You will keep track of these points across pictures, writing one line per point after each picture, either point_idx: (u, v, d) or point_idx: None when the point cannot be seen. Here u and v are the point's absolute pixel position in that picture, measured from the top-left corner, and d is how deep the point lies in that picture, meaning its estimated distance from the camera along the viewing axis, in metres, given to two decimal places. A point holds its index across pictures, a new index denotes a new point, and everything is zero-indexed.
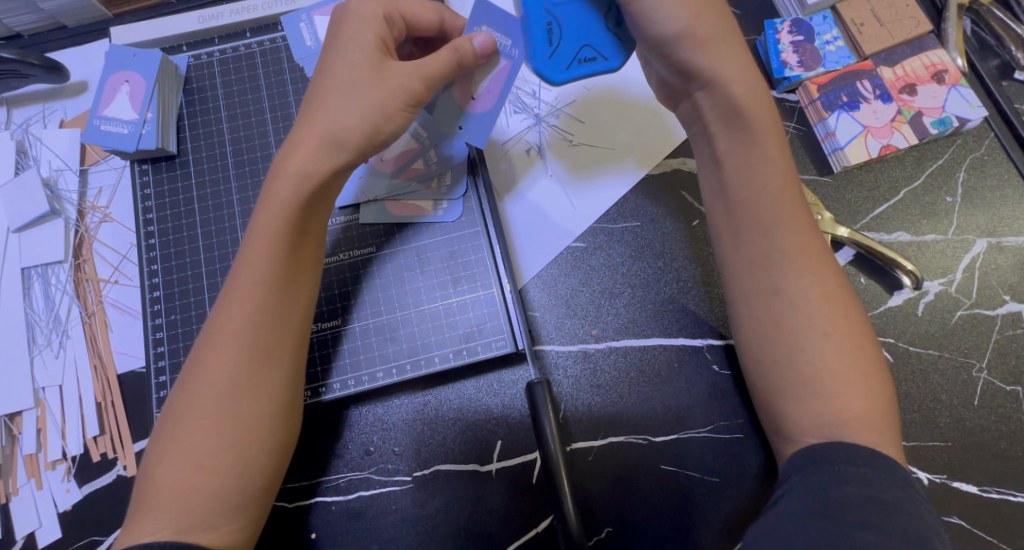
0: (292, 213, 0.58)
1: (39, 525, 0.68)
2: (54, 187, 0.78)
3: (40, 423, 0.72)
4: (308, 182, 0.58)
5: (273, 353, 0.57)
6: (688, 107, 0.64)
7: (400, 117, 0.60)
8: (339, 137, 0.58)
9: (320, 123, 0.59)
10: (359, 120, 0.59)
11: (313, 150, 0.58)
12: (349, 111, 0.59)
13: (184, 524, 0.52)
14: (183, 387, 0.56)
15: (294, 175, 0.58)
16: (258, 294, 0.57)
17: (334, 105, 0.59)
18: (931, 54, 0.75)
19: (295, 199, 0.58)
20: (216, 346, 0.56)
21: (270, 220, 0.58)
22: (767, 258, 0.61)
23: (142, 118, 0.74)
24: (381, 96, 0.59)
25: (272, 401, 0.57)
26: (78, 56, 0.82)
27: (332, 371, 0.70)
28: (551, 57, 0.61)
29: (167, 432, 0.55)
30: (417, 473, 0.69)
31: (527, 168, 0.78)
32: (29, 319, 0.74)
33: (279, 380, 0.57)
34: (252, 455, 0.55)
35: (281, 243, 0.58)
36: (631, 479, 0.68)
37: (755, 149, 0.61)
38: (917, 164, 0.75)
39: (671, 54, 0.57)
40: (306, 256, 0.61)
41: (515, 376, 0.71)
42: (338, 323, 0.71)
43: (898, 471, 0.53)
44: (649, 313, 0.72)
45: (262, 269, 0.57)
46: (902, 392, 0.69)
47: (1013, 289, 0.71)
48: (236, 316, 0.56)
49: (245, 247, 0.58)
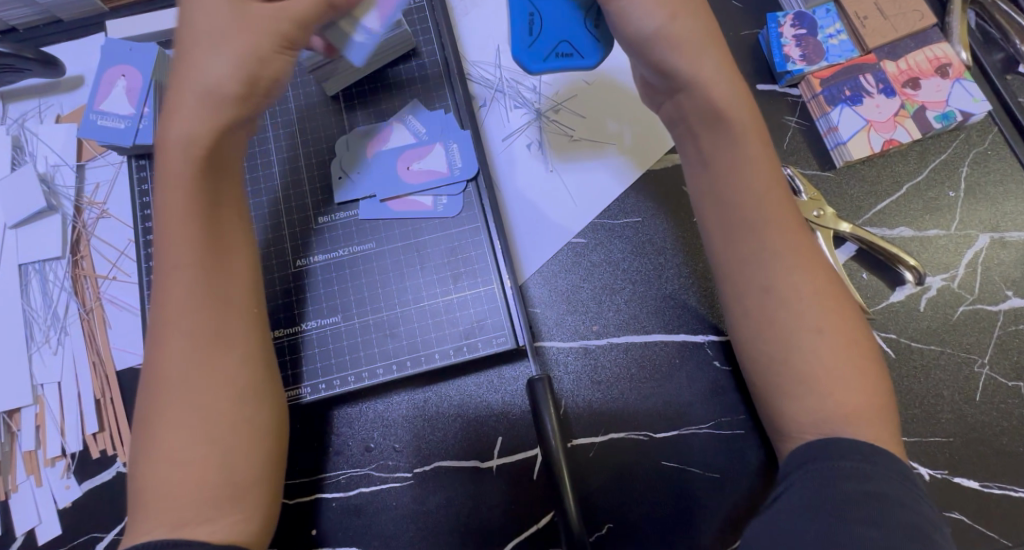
0: (200, 185, 0.58)
1: (39, 522, 0.68)
2: (51, 183, 0.77)
3: (38, 420, 0.72)
4: (201, 147, 0.57)
5: (225, 330, 0.57)
6: (670, 111, 0.63)
7: (277, 60, 0.59)
8: (214, 91, 0.57)
9: (192, 79, 0.57)
10: (245, 80, 0.58)
11: (197, 113, 0.57)
12: (221, 65, 0.57)
13: (178, 521, 0.52)
14: (145, 385, 0.56)
15: (180, 143, 0.57)
16: (187, 278, 0.57)
17: (204, 63, 0.57)
18: (934, 48, 0.75)
19: (200, 173, 0.58)
20: (165, 339, 0.56)
21: (178, 196, 0.57)
22: (759, 256, 0.60)
23: (140, 112, 0.73)
24: (245, 39, 0.57)
25: (235, 380, 0.56)
26: (76, 51, 0.81)
27: (308, 372, 0.70)
28: (531, 47, 0.64)
29: (141, 431, 0.55)
30: (418, 469, 0.69)
31: (528, 163, 0.77)
32: (27, 316, 0.74)
33: (237, 358, 0.57)
34: (230, 440, 0.55)
35: (196, 215, 0.58)
36: (633, 474, 0.67)
37: (738, 150, 0.60)
38: (920, 159, 0.75)
39: (651, 55, 0.58)
40: (233, 233, 0.61)
41: (516, 373, 0.71)
42: (302, 326, 0.71)
43: (898, 468, 0.53)
44: (650, 309, 0.72)
45: (190, 251, 0.57)
46: (904, 388, 0.68)
47: (1016, 284, 0.71)
48: (173, 304, 0.56)
49: (161, 235, 0.58)
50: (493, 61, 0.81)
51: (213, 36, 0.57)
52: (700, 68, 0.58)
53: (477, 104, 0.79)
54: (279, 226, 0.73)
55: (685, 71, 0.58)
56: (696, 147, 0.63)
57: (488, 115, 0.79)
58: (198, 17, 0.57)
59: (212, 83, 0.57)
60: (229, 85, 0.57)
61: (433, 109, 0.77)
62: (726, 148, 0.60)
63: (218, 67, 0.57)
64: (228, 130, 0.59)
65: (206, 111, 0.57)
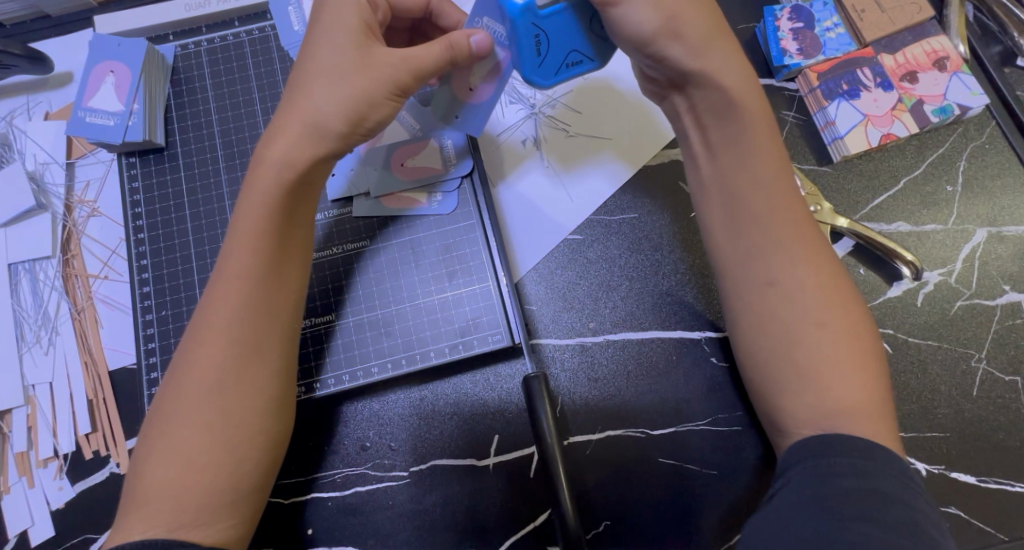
0: (277, 203, 0.57)
1: (31, 523, 0.68)
2: (40, 181, 0.76)
3: (31, 421, 0.71)
4: (285, 171, 0.57)
5: (264, 346, 0.56)
6: (674, 102, 0.63)
7: (386, 105, 0.59)
8: (320, 124, 0.57)
9: (300, 110, 0.57)
10: (350, 119, 0.57)
11: (294, 140, 0.57)
12: (332, 101, 0.57)
13: (176, 522, 0.51)
14: (171, 383, 0.55)
15: (276, 162, 0.57)
16: (241, 289, 0.56)
17: (318, 94, 0.57)
18: (932, 40, 0.74)
19: (274, 191, 0.57)
20: (203, 342, 0.55)
21: (255, 209, 0.57)
22: (760, 249, 0.60)
23: (129, 109, 0.72)
24: (362, 81, 0.57)
25: (263, 397, 0.56)
26: (62, 47, 0.80)
27: (326, 366, 0.69)
28: (540, 66, 0.60)
29: (153, 427, 0.54)
30: (414, 468, 0.68)
31: (526, 160, 0.77)
32: (18, 316, 0.73)
33: (270, 375, 0.56)
34: (243, 453, 0.54)
35: (263, 232, 0.57)
36: (629, 471, 0.67)
37: (748, 141, 0.60)
38: (917, 153, 0.74)
39: (657, 53, 0.57)
40: (295, 251, 0.60)
41: (512, 370, 0.70)
42: (332, 318, 0.70)
43: (897, 463, 0.52)
44: (647, 305, 0.71)
45: (249, 264, 0.56)
46: (900, 383, 0.68)
47: (1013, 278, 0.71)
48: (221, 310, 0.56)
49: (228, 241, 0.58)
50: None
51: (334, 73, 0.57)
52: (707, 59, 0.58)
53: None
54: None
55: (690, 69, 0.58)
56: (705, 141, 0.63)
57: None
58: (323, 52, 0.58)
59: (324, 119, 0.57)
60: (328, 117, 0.57)
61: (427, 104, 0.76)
62: (738, 136, 0.61)
63: (324, 106, 0.57)
64: (321, 162, 0.59)
65: (307, 141, 0.57)
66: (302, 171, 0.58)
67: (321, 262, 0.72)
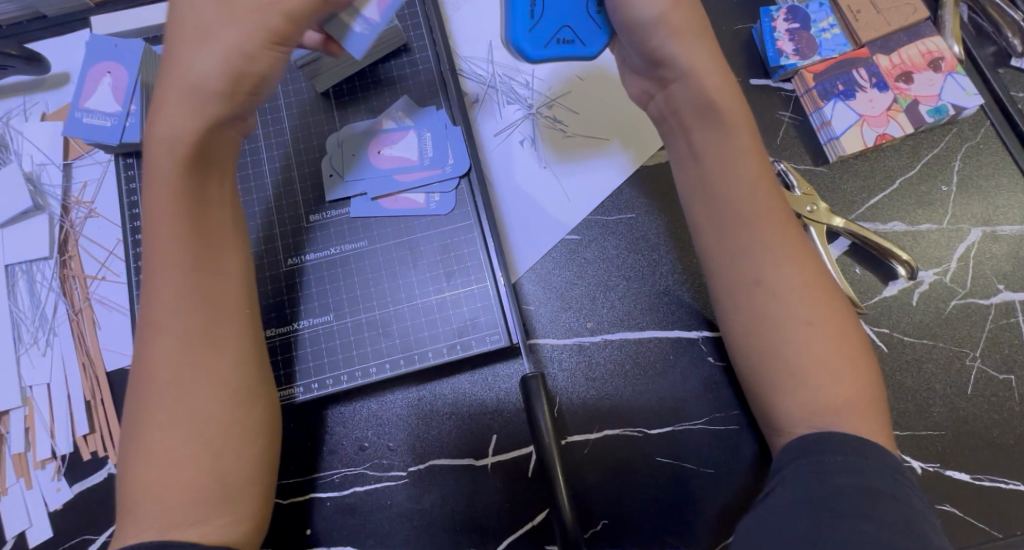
0: (188, 185, 0.58)
1: (30, 525, 0.68)
2: (37, 182, 0.76)
3: (28, 422, 0.71)
4: (183, 145, 0.57)
5: (217, 334, 0.57)
6: (660, 102, 0.63)
7: (265, 57, 0.57)
8: (201, 87, 0.56)
9: (180, 75, 0.57)
10: (232, 76, 0.57)
11: (184, 112, 0.57)
12: (209, 61, 0.56)
13: (169, 521, 0.51)
14: (135, 386, 0.55)
15: (167, 141, 0.57)
16: (177, 278, 0.56)
17: (194, 55, 0.56)
18: (927, 41, 0.75)
19: (181, 172, 0.57)
20: (156, 338, 0.55)
21: (164, 199, 0.57)
22: (748, 249, 0.60)
23: (126, 110, 0.72)
24: (232, 35, 0.56)
25: (229, 383, 0.56)
26: (60, 48, 0.80)
27: (303, 371, 0.69)
28: (530, 31, 0.61)
29: (132, 431, 0.54)
30: (413, 467, 0.68)
31: (521, 161, 0.77)
32: (15, 317, 0.73)
33: (229, 361, 0.56)
34: (222, 444, 0.54)
35: (182, 218, 0.57)
36: (627, 470, 0.67)
37: (731, 142, 0.60)
38: (913, 153, 0.75)
39: (649, 41, 0.58)
40: (223, 232, 0.60)
41: (510, 370, 0.71)
42: (303, 324, 0.70)
43: (889, 460, 0.53)
44: (644, 305, 0.72)
45: (177, 254, 0.57)
46: (895, 381, 0.69)
47: (1007, 277, 0.71)
48: (163, 303, 0.56)
49: (149, 233, 0.57)
50: (485, 57, 0.81)
51: (203, 34, 0.56)
52: (696, 56, 0.59)
53: (470, 100, 0.79)
54: (270, 223, 0.73)
55: (681, 62, 0.58)
56: (685, 140, 0.63)
57: (482, 112, 0.79)
58: (187, 18, 0.57)
59: (201, 80, 0.56)
60: (213, 81, 0.57)
61: (425, 105, 0.76)
62: (719, 140, 0.60)
63: (205, 66, 0.56)
64: (216, 130, 0.59)
65: (193, 109, 0.57)
66: (203, 146, 0.58)
67: (260, 270, 0.71)
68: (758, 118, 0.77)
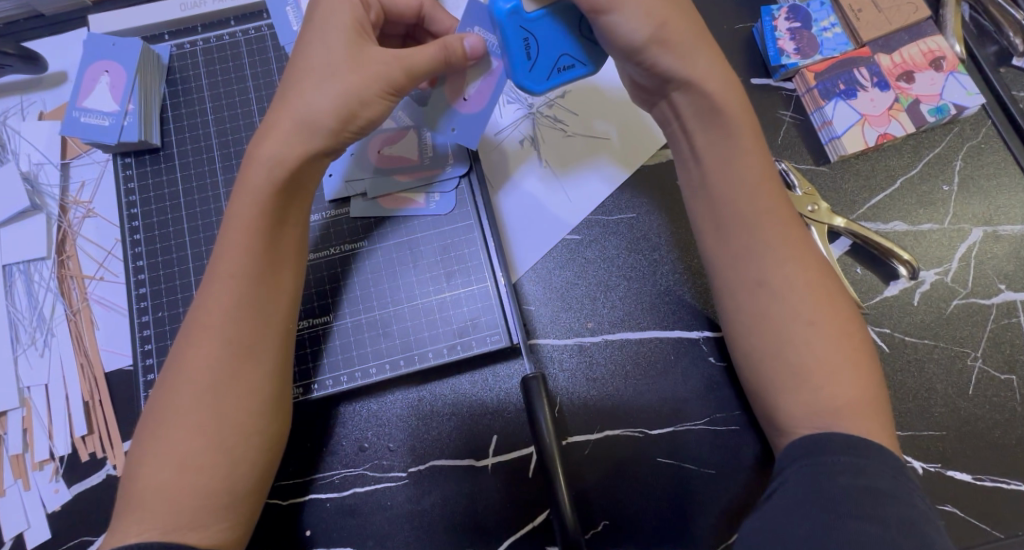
0: (270, 204, 0.57)
1: (27, 526, 0.67)
2: (35, 182, 0.76)
3: (25, 423, 0.71)
4: (275, 168, 0.56)
5: (258, 348, 0.56)
6: (663, 108, 0.63)
7: (378, 103, 0.59)
8: (312, 121, 0.57)
9: (292, 108, 0.57)
10: (341, 114, 0.57)
11: (285, 137, 0.57)
12: (325, 96, 0.57)
13: (172, 524, 0.51)
14: (164, 382, 0.55)
15: (265, 161, 0.56)
16: (235, 289, 0.56)
17: (311, 91, 0.57)
18: (929, 41, 0.74)
19: (273, 190, 0.57)
20: (197, 342, 0.55)
21: (247, 210, 0.56)
22: (751, 250, 0.60)
23: (124, 109, 0.72)
24: (356, 78, 0.57)
25: (260, 398, 0.55)
26: (57, 46, 0.79)
27: (323, 367, 0.69)
28: (531, 69, 0.61)
29: (148, 431, 0.54)
30: (413, 468, 0.68)
31: (521, 160, 0.77)
32: (12, 317, 0.73)
33: (264, 375, 0.56)
34: (236, 453, 0.54)
35: (259, 234, 0.57)
36: (627, 471, 0.67)
37: (728, 144, 0.60)
38: (914, 153, 0.75)
39: (646, 60, 0.57)
40: (289, 250, 0.60)
41: (510, 370, 0.70)
42: (328, 319, 0.70)
43: (892, 460, 0.53)
44: (645, 305, 0.72)
45: (241, 264, 0.56)
46: (897, 382, 0.69)
47: (1009, 277, 0.71)
48: (216, 310, 0.55)
49: (223, 236, 0.57)
50: None
51: (324, 70, 0.57)
52: (692, 66, 0.58)
53: None
54: None
55: (678, 73, 0.58)
56: (689, 142, 0.63)
57: None
58: (316, 50, 0.58)
59: (314, 115, 0.56)
60: (322, 115, 0.57)
61: None
62: (718, 143, 0.61)
63: (323, 103, 0.57)
64: (315, 159, 0.58)
65: (296, 139, 0.57)
66: (295, 170, 0.57)
67: None
68: (759, 118, 0.76)
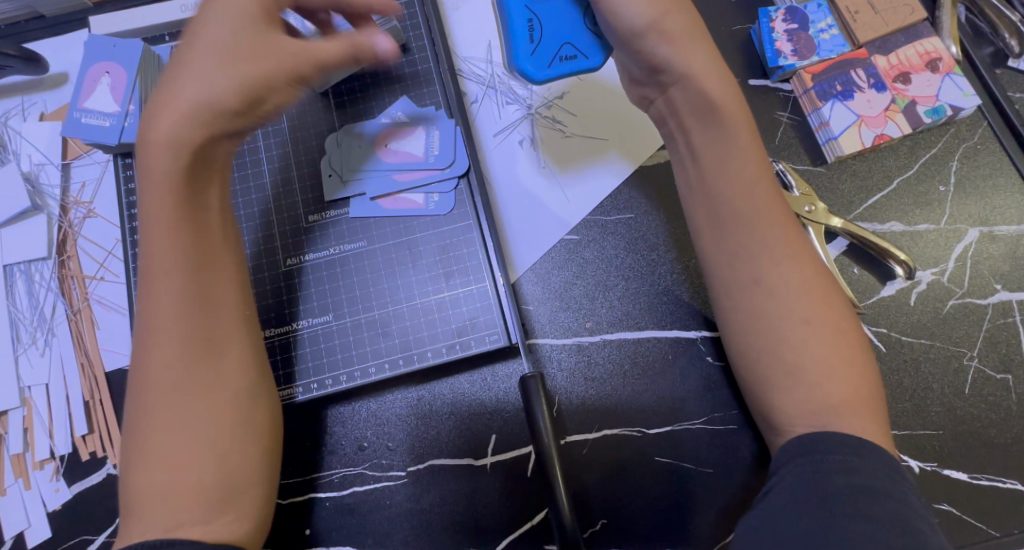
0: (184, 191, 0.57)
1: (28, 525, 0.67)
2: (36, 182, 0.76)
3: (26, 423, 0.71)
4: (204, 155, 0.57)
5: (215, 336, 0.57)
6: (660, 106, 0.64)
7: (282, 90, 0.59)
8: (213, 104, 0.56)
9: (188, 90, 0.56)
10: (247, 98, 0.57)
11: (184, 118, 0.56)
12: (226, 79, 0.56)
13: (173, 522, 0.51)
14: (133, 393, 0.55)
15: (167, 145, 0.55)
16: (176, 281, 0.56)
17: (208, 71, 0.56)
18: (925, 42, 0.75)
19: (179, 174, 0.56)
20: (156, 345, 0.55)
21: (165, 200, 0.56)
22: (746, 250, 0.60)
23: (125, 110, 0.72)
24: (252, 62, 0.57)
25: (228, 385, 0.56)
26: (59, 48, 0.80)
27: (297, 373, 0.69)
28: (534, 53, 0.62)
29: (132, 439, 0.54)
30: (412, 468, 0.68)
31: (519, 161, 0.77)
32: (13, 317, 0.73)
33: (229, 362, 0.57)
34: (224, 444, 0.54)
35: (181, 223, 0.57)
36: (626, 470, 0.68)
37: (724, 143, 0.61)
38: (910, 153, 0.75)
39: (642, 49, 0.58)
40: (219, 237, 0.60)
41: (509, 370, 0.71)
42: (295, 326, 0.70)
43: (887, 458, 0.53)
44: (643, 305, 0.72)
45: (178, 258, 0.56)
46: (894, 382, 0.69)
47: (1005, 278, 0.71)
48: (165, 308, 0.56)
49: (148, 237, 0.57)
50: (484, 57, 0.81)
51: (224, 50, 0.56)
52: (691, 61, 0.58)
53: (468, 100, 0.79)
54: (269, 224, 0.73)
55: (677, 67, 0.58)
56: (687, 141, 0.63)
57: (479, 113, 0.79)
58: (212, 28, 0.57)
59: (216, 99, 0.56)
60: (223, 98, 0.56)
61: (424, 106, 0.76)
62: (716, 140, 0.61)
63: (222, 85, 0.56)
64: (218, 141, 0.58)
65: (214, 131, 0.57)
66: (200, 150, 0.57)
67: (259, 271, 0.72)
68: (757, 119, 0.77)
